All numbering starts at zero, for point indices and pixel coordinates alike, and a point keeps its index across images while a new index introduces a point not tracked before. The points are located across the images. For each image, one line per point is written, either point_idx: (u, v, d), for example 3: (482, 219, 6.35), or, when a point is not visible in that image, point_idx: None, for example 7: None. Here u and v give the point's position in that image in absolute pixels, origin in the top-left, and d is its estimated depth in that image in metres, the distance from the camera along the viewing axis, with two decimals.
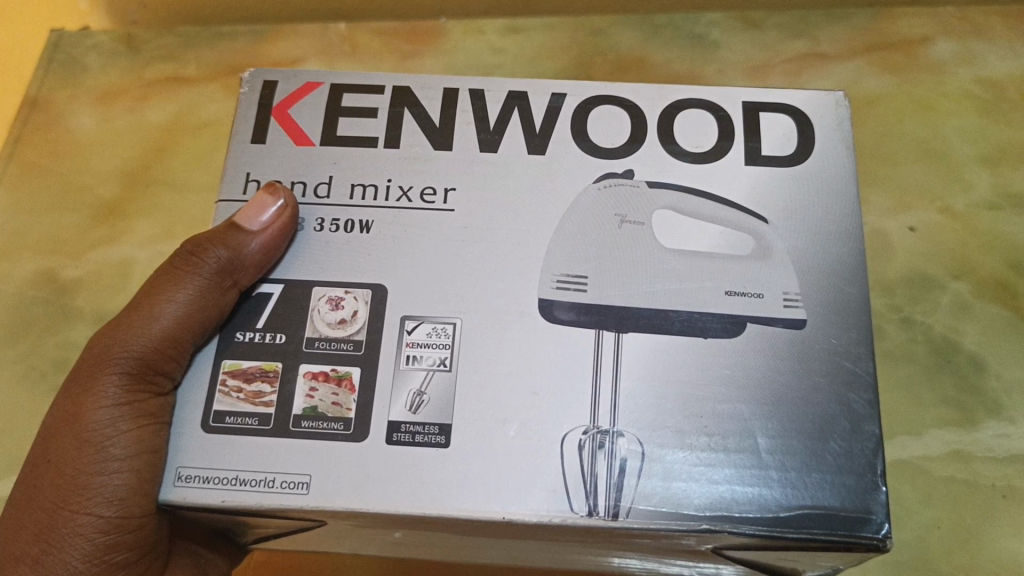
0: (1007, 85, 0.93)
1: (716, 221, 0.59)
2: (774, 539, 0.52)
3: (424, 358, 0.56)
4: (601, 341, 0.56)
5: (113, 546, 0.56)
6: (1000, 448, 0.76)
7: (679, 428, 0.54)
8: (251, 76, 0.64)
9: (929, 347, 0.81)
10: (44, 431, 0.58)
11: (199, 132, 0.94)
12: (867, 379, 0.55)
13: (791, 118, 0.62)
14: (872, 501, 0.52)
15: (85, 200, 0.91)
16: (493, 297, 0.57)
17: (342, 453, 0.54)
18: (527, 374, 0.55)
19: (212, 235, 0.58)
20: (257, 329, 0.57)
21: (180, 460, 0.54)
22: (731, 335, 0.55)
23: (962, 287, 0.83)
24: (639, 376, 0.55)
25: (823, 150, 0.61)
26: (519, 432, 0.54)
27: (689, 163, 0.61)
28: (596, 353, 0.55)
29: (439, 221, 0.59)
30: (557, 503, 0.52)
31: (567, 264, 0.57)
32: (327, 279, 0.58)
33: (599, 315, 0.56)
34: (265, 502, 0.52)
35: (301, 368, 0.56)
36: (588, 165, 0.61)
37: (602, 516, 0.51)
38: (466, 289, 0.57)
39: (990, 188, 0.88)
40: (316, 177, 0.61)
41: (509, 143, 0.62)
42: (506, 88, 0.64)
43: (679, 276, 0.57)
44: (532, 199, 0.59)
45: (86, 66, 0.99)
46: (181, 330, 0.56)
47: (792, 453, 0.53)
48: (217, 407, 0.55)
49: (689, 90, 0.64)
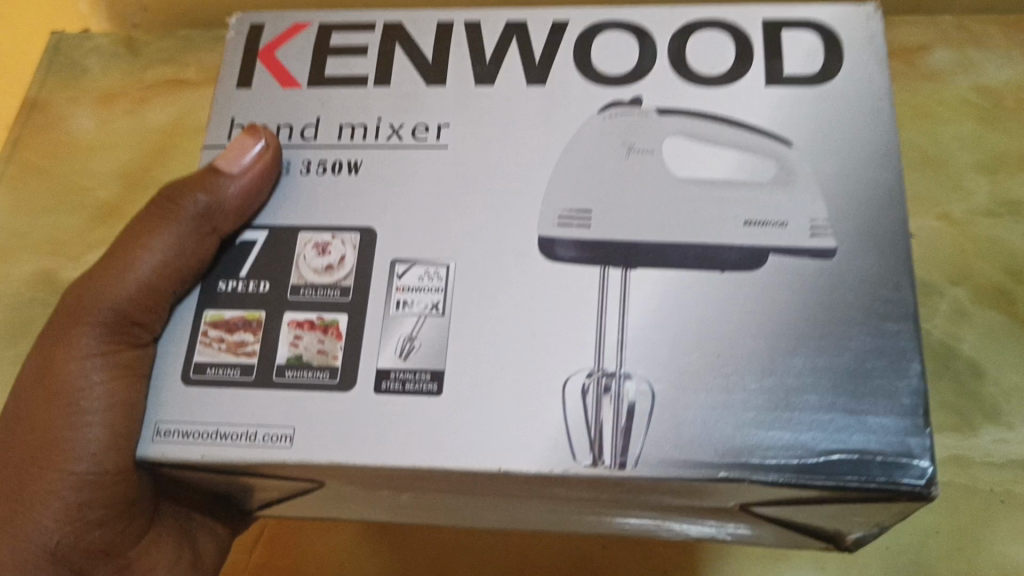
0: (1006, 94, 0.93)
1: (735, 148, 0.55)
2: (797, 487, 0.48)
3: (414, 306, 0.53)
4: (606, 279, 0.52)
5: (89, 503, 0.55)
6: (999, 454, 0.76)
7: (692, 370, 0.50)
8: (237, 20, 0.62)
9: (927, 352, 0.81)
10: (18, 383, 0.56)
11: (198, 134, 0.92)
12: (908, 310, 0.51)
13: (815, 37, 0.58)
14: (913, 444, 0.48)
15: (83, 202, 0.90)
16: (492, 237, 0.54)
17: (328, 404, 0.50)
18: (529, 316, 0.52)
19: (195, 181, 0.56)
20: (240, 277, 0.54)
21: (159, 415, 0.50)
22: (749, 270, 0.52)
23: (961, 293, 0.83)
24: (648, 318, 0.51)
25: (850, 68, 0.57)
26: (518, 379, 0.50)
27: (705, 86, 0.57)
28: (602, 294, 0.52)
29: (434, 157, 0.56)
30: (555, 459, 0.48)
31: (571, 200, 0.55)
32: (313, 222, 0.55)
33: (603, 253, 0.53)
34: (247, 457, 0.49)
35: (284, 315, 0.53)
36: (596, 95, 0.58)
37: (608, 466, 0.48)
38: (463, 228, 0.54)
39: (989, 196, 0.88)
40: (305, 121, 0.59)
41: (508, 75, 0.59)
42: (504, 18, 0.61)
43: (694, 209, 0.54)
44: (530, 135, 0.56)
45: (87, 68, 0.98)
46: (156, 280, 0.53)
47: (817, 398, 0.49)
48: (196, 359, 0.52)
49: (703, 11, 0.60)
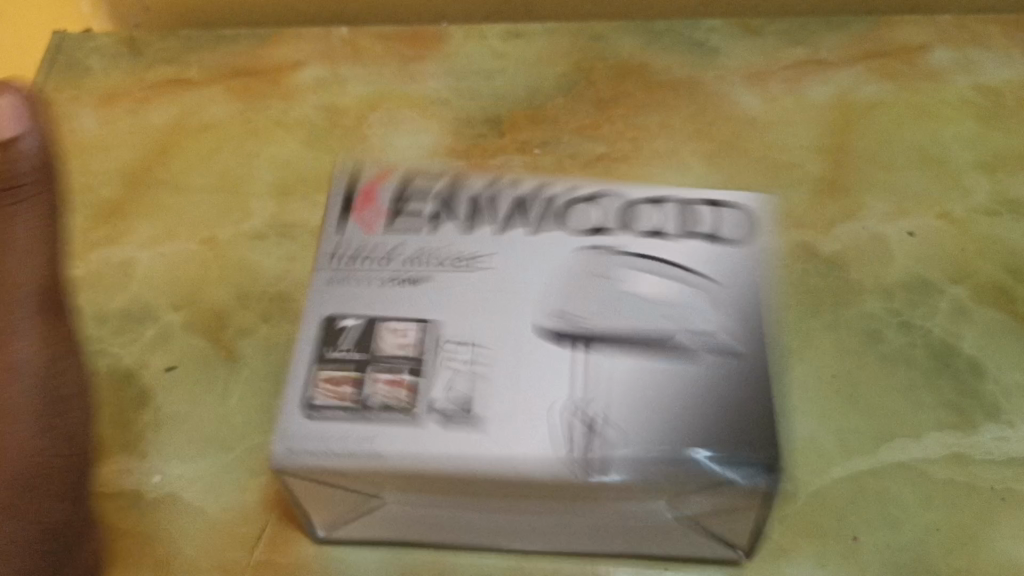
0: (1006, 93, 0.94)
1: (661, 274, 0.67)
2: (726, 479, 0.60)
3: (450, 364, 0.63)
4: (576, 358, 0.63)
5: (37, 450, 0.64)
6: (1000, 451, 0.71)
7: (647, 433, 0.60)
8: (337, 181, 0.75)
9: (928, 350, 0.77)
10: None
11: (200, 133, 0.93)
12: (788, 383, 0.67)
13: (743, 218, 0.72)
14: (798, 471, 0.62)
15: (83, 201, 0.88)
16: (488, 334, 0.65)
17: (380, 458, 0.59)
18: (516, 379, 0.62)
19: None
20: (332, 370, 0.63)
21: (283, 448, 0.60)
22: (673, 347, 0.63)
23: (961, 291, 0.80)
24: (613, 389, 0.61)
25: (765, 242, 0.70)
26: (494, 439, 0.60)
27: (638, 241, 0.69)
28: (570, 362, 0.63)
29: (452, 289, 0.67)
30: (544, 459, 0.59)
31: (554, 309, 0.65)
32: (348, 348, 0.64)
33: (582, 339, 0.64)
34: (342, 468, 0.59)
35: (370, 372, 0.63)
36: (562, 241, 0.69)
37: (580, 476, 0.58)
38: (473, 331, 0.65)
39: (990, 194, 0.87)
40: (380, 245, 0.70)
41: (505, 234, 0.70)
42: (499, 193, 0.73)
43: (643, 318, 0.64)
44: (517, 270, 0.68)
45: (90, 68, 0.99)
46: (30, 244, 0.69)
47: (741, 417, 0.61)
48: (297, 440, 0.60)
49: (653, 206, 0.72)
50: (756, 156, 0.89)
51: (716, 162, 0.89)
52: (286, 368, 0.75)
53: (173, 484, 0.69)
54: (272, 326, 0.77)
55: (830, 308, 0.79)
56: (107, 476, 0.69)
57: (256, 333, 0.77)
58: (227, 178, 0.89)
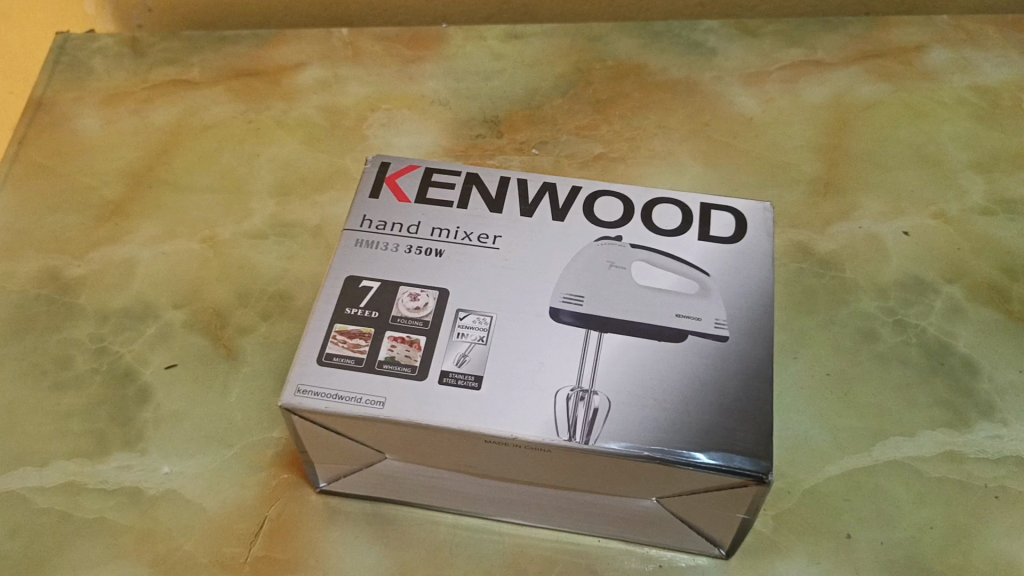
0: (1002, 93, 0.95)
1: (675, 269, 0.61)
2: (726, 474, 0.54)
3: (464, 334, 0.58)
4: (588, 340, 0.58)
5: None
6: (993, 449, 0.71)
7: (648, 400, 0.56)
8: (371, 158, 0.69)
9: (922, 349, 0.77)
10: None
11: (202, 133, 0.94)
12: None
13: (732, 217, 0.64)
14: None
15: (87, 200, 0.88)
16: (492, 297, 0.60)
17: (401, 404, 0.56)
18: (533, 348, 0.58)
19: None
20: (360, 309, 0.60)
21: (299, 377, 0.57)
22: (678, 341, 0.58)
23: (956, 290, 0.81)
24: (619, 366, 0.57)
25: (761, 241, 0.63)
26: (509, 394, 0.56)
27: (658, 234, 0.63)
28: (582, 345, 0.58)
29: (479, 258, 0.62)
30: (542, 437, 0.55)
31: (572, 285, 0.60)
32: (360, 303, 0.60)
33: (596, 323, 0.59)
34: (354, 415, 0.56)
35: (386, 333, 0.59)
36: (578, 230, 0.63)
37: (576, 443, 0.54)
38: (494, 293, 0.60)
39: (985, 194, 0.88)
40: (399, 223, 0.64)
41: (509, 208, 0.65)
42: (499, 175, 0.68)
43: (639, 307, 0.59)
44: (526, 244, 0.63)
45: (93, 68, 1.00)
46: None
47: (749, 407, 0.56)
48: (307, 379, 0.57)
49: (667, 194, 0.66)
50: (754, 157, 0.90)
51: (714, 162, 0.90)
52: (287, 366, 0.75)
53: (174, 480, 0.69)
54: (271, 325, 0.78)
55: (825, 308, 0.80)
56: (108, 473, 0.70)
57: (256, 332, 0.78)
58: (229, 177, 0.90)
